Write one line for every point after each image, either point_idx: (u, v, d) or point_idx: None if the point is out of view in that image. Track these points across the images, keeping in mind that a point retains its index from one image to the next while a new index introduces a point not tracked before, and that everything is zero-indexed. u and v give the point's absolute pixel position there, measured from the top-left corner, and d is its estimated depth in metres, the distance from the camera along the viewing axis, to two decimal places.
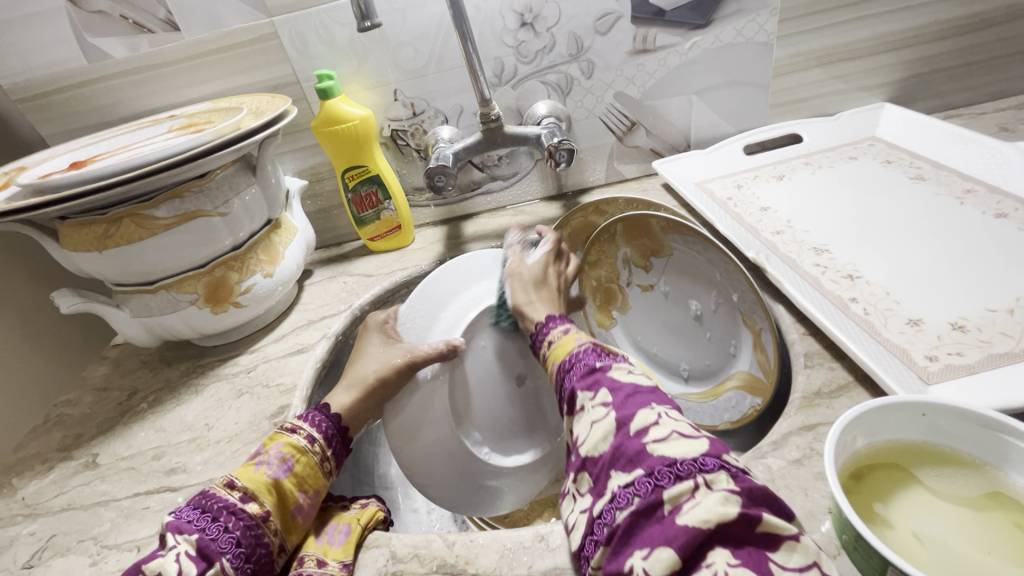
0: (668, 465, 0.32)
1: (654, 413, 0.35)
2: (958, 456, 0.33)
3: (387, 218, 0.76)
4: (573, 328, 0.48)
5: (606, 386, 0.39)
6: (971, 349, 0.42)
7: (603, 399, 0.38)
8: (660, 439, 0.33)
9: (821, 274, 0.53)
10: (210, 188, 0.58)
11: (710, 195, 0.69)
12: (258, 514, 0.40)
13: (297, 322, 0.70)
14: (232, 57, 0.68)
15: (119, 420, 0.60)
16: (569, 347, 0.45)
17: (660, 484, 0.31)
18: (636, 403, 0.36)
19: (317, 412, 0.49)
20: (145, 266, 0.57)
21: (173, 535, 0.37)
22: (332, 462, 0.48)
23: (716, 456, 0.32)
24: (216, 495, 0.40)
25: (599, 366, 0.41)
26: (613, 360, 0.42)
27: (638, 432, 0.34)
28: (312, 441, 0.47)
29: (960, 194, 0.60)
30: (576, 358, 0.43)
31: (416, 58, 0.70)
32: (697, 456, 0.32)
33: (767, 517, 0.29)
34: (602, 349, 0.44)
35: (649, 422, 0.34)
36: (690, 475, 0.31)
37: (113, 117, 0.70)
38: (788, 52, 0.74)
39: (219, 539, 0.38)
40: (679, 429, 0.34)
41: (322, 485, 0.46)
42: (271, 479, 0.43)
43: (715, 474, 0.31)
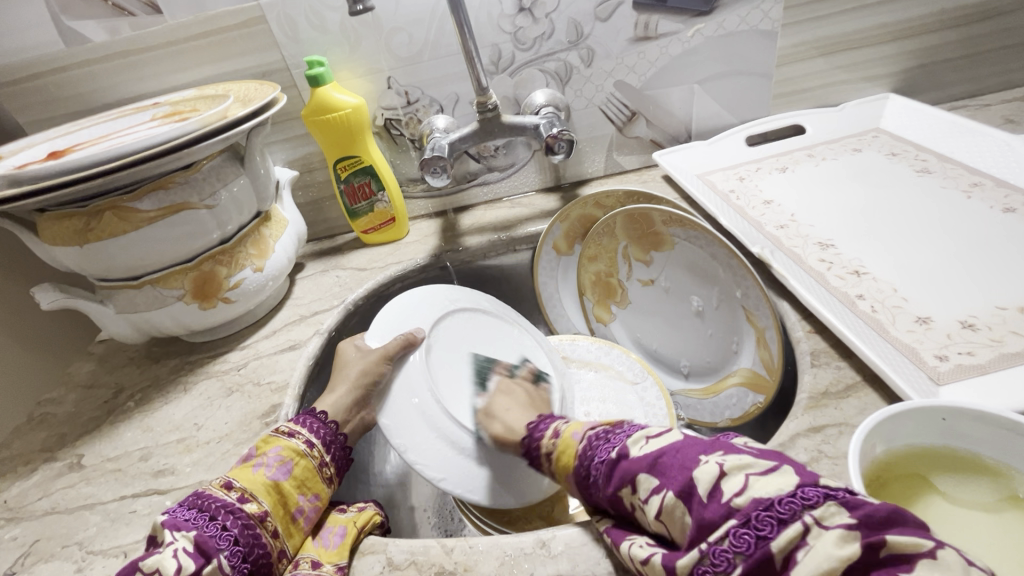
0: (767, 509, 0.27)
1: (715, 462, 0.31)
2: (979, 460, 0.32)
3: (381, 210, 0.74)
4: (562, 426, 0.46)
5: (642, 468, 0.34)
6: (982, 348, 0.41)
7: (650, 483, 0.33)
8: (739, 491, 0.29)
9: (827, 270, 0.52)
10: (195, 179, 0.56)
11: (712, 188, 0.68)
12: (257, 515, 0.39)
13: (288, 318, 0.68)
14: (217, 42, 0.65)
15: (105, 420, 0.58)
16: (572, 447, 0.43)
17: (764, 534, 0.27)
18: (686, 465, 0.32)
19: (311, 417, 0.48)
20: (129, 261, 0.55)
21: (170, 532, 0.36)
22: (332, 468, 0.47)
23: (812, 484, 0.28)
24: (212, 495, 0.39)
25: (618, 454, 0.37)
26: (625, 437, 0.38)
27: (711, 493, 0.30)
28: (310, 446, 0.45)
29: (967, 187, 0.59)
30: (587, 459, 0.40)
31: (410, 44, 0.67)
32: (793, 490, 0.28)
33: (891, 536, 0.25)
34: (606, 430, 0.41)
35: (715, 474, 0.30)
36: (795, 515, 0.27)
37: (95, 104, 0.68)
38: (792, 40, 0.72)
39: (218, 535, 0.37)
40: (752, 469, 0.30)
41: (322, 490, 0.44)
42: (271, 481, 0.41)
43: (822, 507, 0.27)
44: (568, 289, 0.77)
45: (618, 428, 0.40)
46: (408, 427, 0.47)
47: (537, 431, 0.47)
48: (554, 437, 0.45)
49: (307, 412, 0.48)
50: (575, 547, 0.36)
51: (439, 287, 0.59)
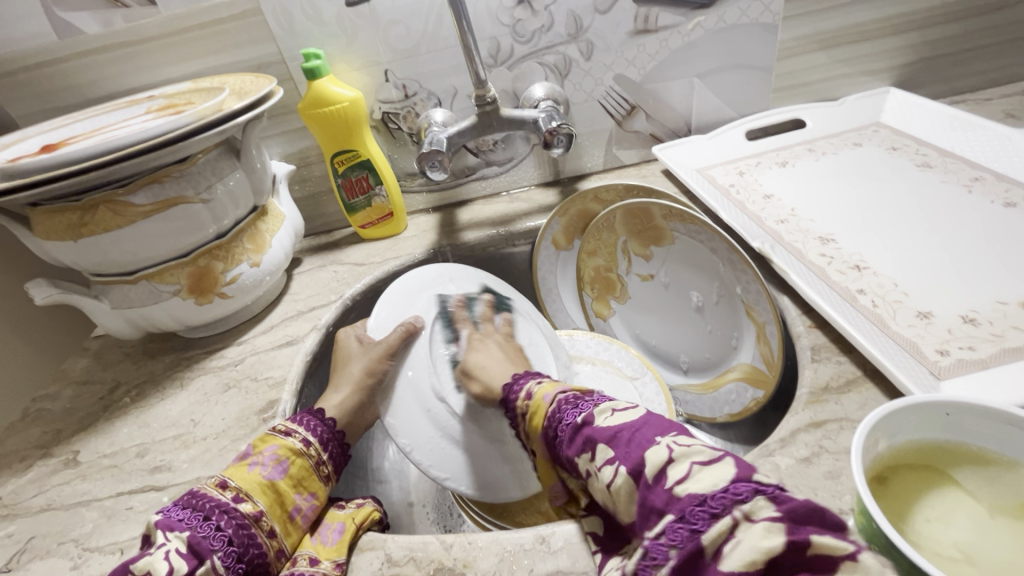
0: (699, 504, 0.27)
1: (664, 447, 0.31)
2: (983, 455, 0.32)
3: (379, 205, 0.73)
4: (534, 387, 0.45)
5: (601, 438, 0.34)
6: (984, 342, 0.41)
7: (603, 455, 0.34)
8: (680, 479, 0.29)
9: (828, 265, 0.52)
10: (191, 173, 0.55)
11: (712, 182, 0.68)
12: (252, 514, 0.39)
13: (286, 313, 0.67)
14: (212, 35, 0.64)
15: (101, 416, 0.58)
16: (542, 409, 0.42)
17: (696, 528, 0.27)
18: (640, 443, 0.32)
19: (311, 416, 0.48)
20: (124, 256, 0.55)
21: (163, 533, 0.36)
22: (330, 467, 0.46)
23: (746, 478, 0.28)
24: (206, 495, 0.39)
25: (582, 420, 0.37)
26: (592, 405, 0.38)
27: (656, 479, 0.30)
28: (307, 444, 0.45)
29: (968, 182, 0.59)
30: (555, 418, 0.39)
31: (408, 36, 0.67)
32: (726, 485, 0.27)
33: (818, 537, 0.25)
34: (577, 395, 0.40)
35: (662, 460, 0.30)
36: (726, 510, 0.27)
37: (89, 97, 0.67)
38: (792, 34, 0.71)
39: (211, 536, 0.36)
40: (696, 457, 0.30)
41: (320, 489, 0.44)
42: (267, 480, 0.41)
43: (752, 502, 0.26)
44: (568, 284, 0.76)
45: (587, 396, 0.39)
46: (414, 425, 0.47)
47: (512, 391, 0.46)
48: (527, 398, 0.44)
49: (304, 413, 0.48)
50: (575, 543, 0.36)
51: (439, 272, 0.58)
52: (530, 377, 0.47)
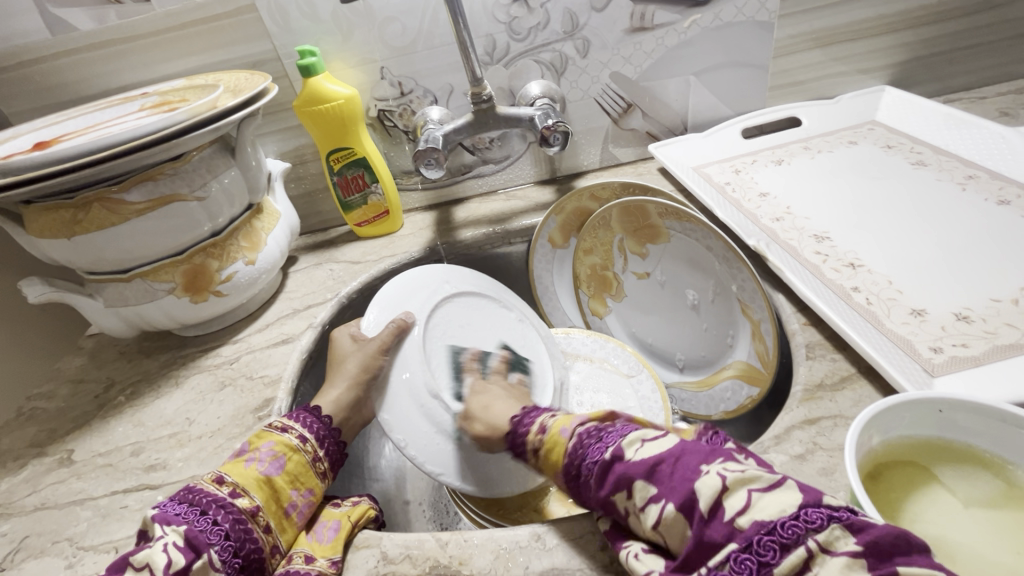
0: (768, 534, 0.27)
1: (715, 476, 0.30)
2: (976, 453, 0.33)
3: (375, 203, 0.73)
4: (549, 420, 0.43)
5: (639, 473, 0.33)
6: (976, 340, 0.41)
7: (646, 490, 0.32)
8: (741, 510, 0.28)
9: (823, 262, 0.52)
10: (185, 171, 0.55)
11: (708, 180, 0.68)
12: (249, 509, 0.39)
13: (282, 311, 0.67)
14: (207, 32, 0.64)
15: (95, 415, 0.58)
16: (561, 445, 0.40)
17: (766, 560, 0.27)
18: (686, 475, 0.31)
19: (307, 413, 0.48)
20: (119, 254, 0.54)
21: (160, 527, 0.36)
22: (326, 463, 0.46)
23: (817, 504, 0.28)
24: (203, 490, 0.39)
25: (610, 456, 0.35)
26: (618, 437, 0.36)
27: (713, 511, 0.29)
28: (303, 441, 0.45)
29: (962, 180, 0.59)
30: (578, 455, 0.38)
31: (404, 34, 0.66)
32: (797, 512, 0.27)
33: (904, 567, 0.25)
34: (596, 427, 0.39)
35: (716, 490, 0.29)
36: (800, 539, 0.27)
37: (82, 94, 0.66)
38: (788, 32, 0.71)
39: (208, 531, 0.36)
40: (754, 484, 0.29)
41: (316, 485, 0.44)
42: (264, 476, 0.41)
43: (828, 532, 0.27)
44: (564, 282, 0.76)
45: (608, 427, 0.38)
46: (408, 421, 0.48)
47: (523, 424, 0.45)
48: (543, 433, 0.42)
49: (301, 409, 0.48)
50: (571, 540, 0.36)
51: (433, 268, 0.58)
52: (542, 411, 0.46)
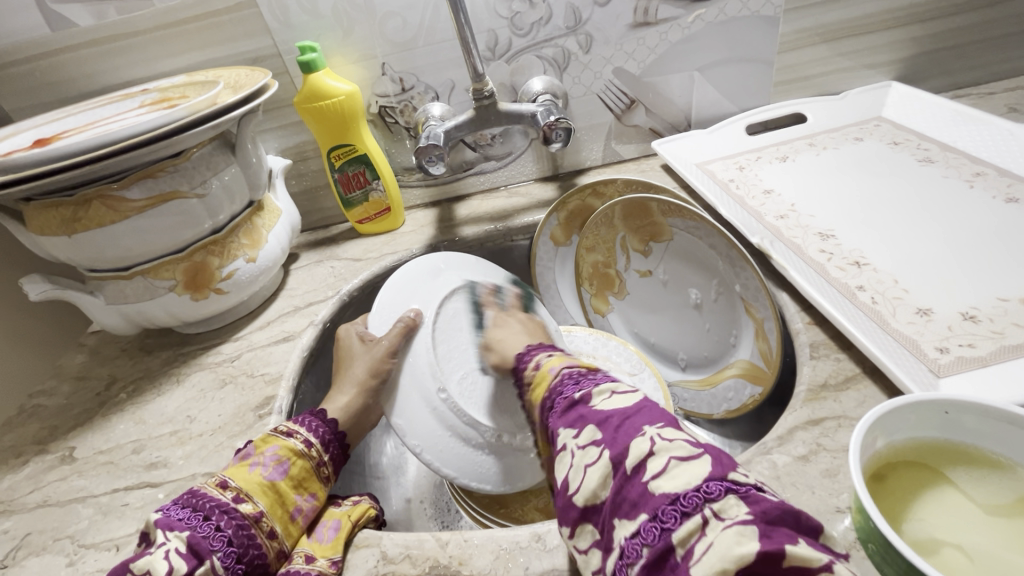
0: (672, 503, 0.28)
1: (646, 440, 0.31)
2: (983, 455, 0.33)
3: (376, 200, 0.73)
4: (544, 359, 0.47)
5: (593, 420, 0.35)
6: (983, 340, 0.41)
7: (591, 435, 0.34)
8: (657, 474, 0.30)
9: (828, 261, 0.51)
10: (185, 168, 0.54)
11: (712, 177, 0.67)
12: (252, 514, 0.39)
13: (283, 309, 0.67)
14: (206, 28, 0.64)
15: (97, 412, 0.58)
16: (546, 379, 0.44)
17: (667, 527, 0.28)
18: (627, 431, 0.33)
19: (312, 417, 0.48)
20: (119, 251, 0.54)
21: (163, 532, 0.36)
22: (329, 467, 0.46)
23: (721, 478, 0.28)
24: (207, 494, 0.39)
25: (579, 398, 0.38)
26: (592, 384, 0.39)
27: (635, 470, 0.31)
28: (308, 445, 0.45)
29: (970, 177, 0.58)
30: (557, 389, 0.41)
31: (404, 29, 0.66)
32: (698, 484, 0.28)
33: (791, 548, 0.25)
34: (579, 373, 0.41)
35: (642, 454, 0.31)
36: (696, 508, 0.27)
37: (83, 90, 0.66)
38: (793, 27, 0.70)
39: (211, 536, 0.36)
40: (676, 453, 0.30)
41: (319, 489, 0.44)
42: (267, 480, 0.41)
43: (723, 500, 0.27)
44: (566, 281, 0.76)
45: (590, 374, 0.41)
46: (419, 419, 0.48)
47: (524, 360, 0.49)
48: (536, 369, 0.46)
49: (306, 414, 0.48)
50: None
51: (430, 255, 0.58)
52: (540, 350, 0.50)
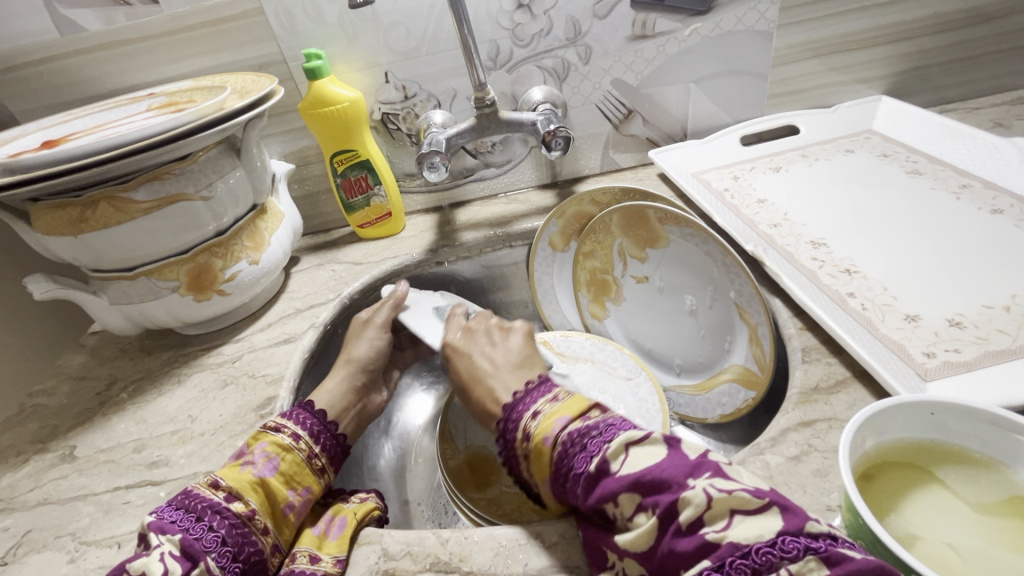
0: (742, 557, 0.27)
1: (701, 494, 0.29)
2: (967, 454, 0.34)
3: (377, 205, 0.74)
4: (532, 425, 0.41)
5: (622, 485, 0.32)
6: (969, 345, 0.42)
7: (629, 499, 0.31)
8: (720, 529, 0.28)
9: (819, 268, 0.53)
10: (192, 171, 0.55)
11: (707, 186, 0.69)
12: (245, 510, 0.39)
13: (284, 311, 0.68)
14: (214, 34, 0.65)
15: (97, 411, 0.58)
16: (546, 455, 0.38)
17: None
18: (672, 486, 0.30)
19: (300, 410, 0.49)
20: (123, 252, 0.55)
21: (157, 535, 0.36)
22: (322, 458, 0.47)
23: (796, 533, 0.27)
24: (199, 495, 0.39)
25: (597, 468, 0.34)
26: (604, 445, 0.34)
27: (692, 528, 0.28)
28: (296, 439, 0.46)
29: (957, 189, 0.60)
30: (569, 459, 0.36)
31: (408, 39, 0.67)
32: (774, 539, 0.27)
33: None
34: (582, 433, 0.36)
35: (699, 512, 0.28)
36: (770, 567, 0.26)
37: (90, 93, 0.67)
38: (787, 42, 0.72)
39: (204, 538, 0.36)
40: (736, 505, 0.28)
41: (312, 483, 0.45)
42: (258, 477, 0.42)
43: (803, 562, 0.26)
44: (564, 286, 0.77)
45: (592, 431, 0.36)
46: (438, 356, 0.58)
47: (511, 429, 0.43)
48: (527, 439, 0.41)
49: (297, 407, 0.50)
50: (569, 538, 0.37)
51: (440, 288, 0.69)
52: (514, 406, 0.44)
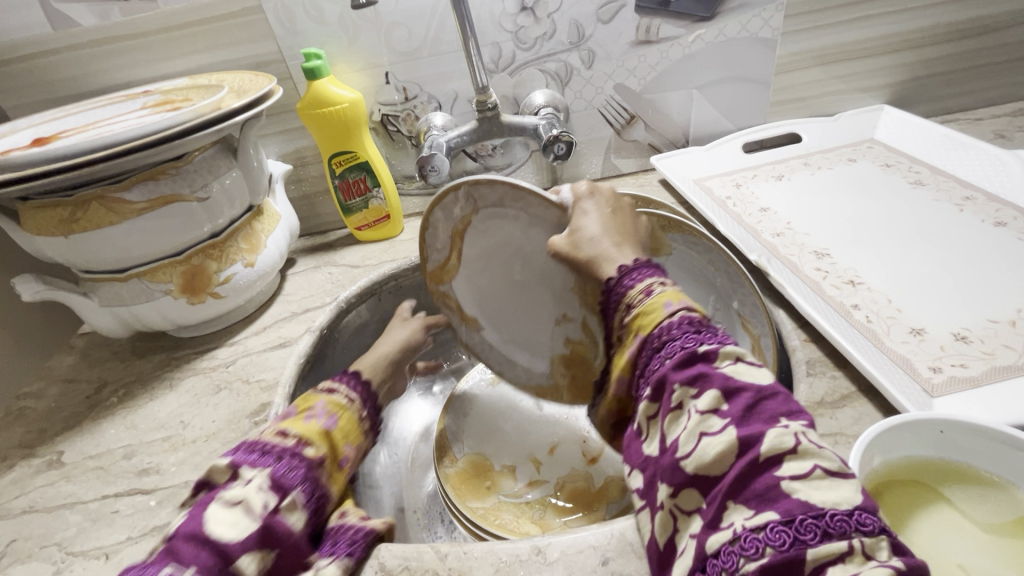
0: (815, 517, 0.26)
1: (791, 437, 0.29)
2: (977, 474, 0.33)
3: (376, 207, 0.73)
4: (658, 287, 0.40)
5: (719, 384, 0.32)
6: (975, 361, 0.42)
7: (713, 403, 0.32)
8: (799, 476, 0.28)
9: (823, 279, 0.52)
10: (187, 171, 0.54)
11: (709, 193, 0.69)
12: (317, 456, 0.44)
13: (279, 314, 0.66)
14: (211, 31, 0.64)
15: (86, 415, 0.57)
16: (659, 316, 0.38)
17: (803, 539, 0.26)
18: (764, 417, 0.30)
19: (348, 377, 0.55)
20: (115, 253, 0.54)
21: (248, 470, 0.39)
22: (367, 423, 0.53)
23: (873, 512, 0.27)
24: (271, 440, 0.42)
25: (702, 352, 0.34)
26: (718, 341, 0.35)
27: (769, 462, 0.28)
28: (350, 401, 0.52)
29: (960, 201, 0.60)
30: (670, 334, 0.36)
31: (410, 39, 0.66)
32: (852, 510, 0.26)
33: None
34: (701, 322, 0.37)
35: (783, 449, 0.28)
36: (844, 533, 0.26)
37: (83, 89, 0.65)
38: (791, 49, 0.72)
39: (288, 474, 0.41)
40: (825, 465, 0.28)
41: (360, 441, 0.50)
42: (324, 429, 0.47)
43: (877, 539, 0.26)
44: None
45: (709, 328, 0.36)
46: (531, 204, 0.50)
47: (626, 283, 0.42)
48: (646, 296, 0.40)
49: (346, 375, 0.56)
50: (571, 554, 0.36)
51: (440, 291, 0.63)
52: (649, 271, 0.42)
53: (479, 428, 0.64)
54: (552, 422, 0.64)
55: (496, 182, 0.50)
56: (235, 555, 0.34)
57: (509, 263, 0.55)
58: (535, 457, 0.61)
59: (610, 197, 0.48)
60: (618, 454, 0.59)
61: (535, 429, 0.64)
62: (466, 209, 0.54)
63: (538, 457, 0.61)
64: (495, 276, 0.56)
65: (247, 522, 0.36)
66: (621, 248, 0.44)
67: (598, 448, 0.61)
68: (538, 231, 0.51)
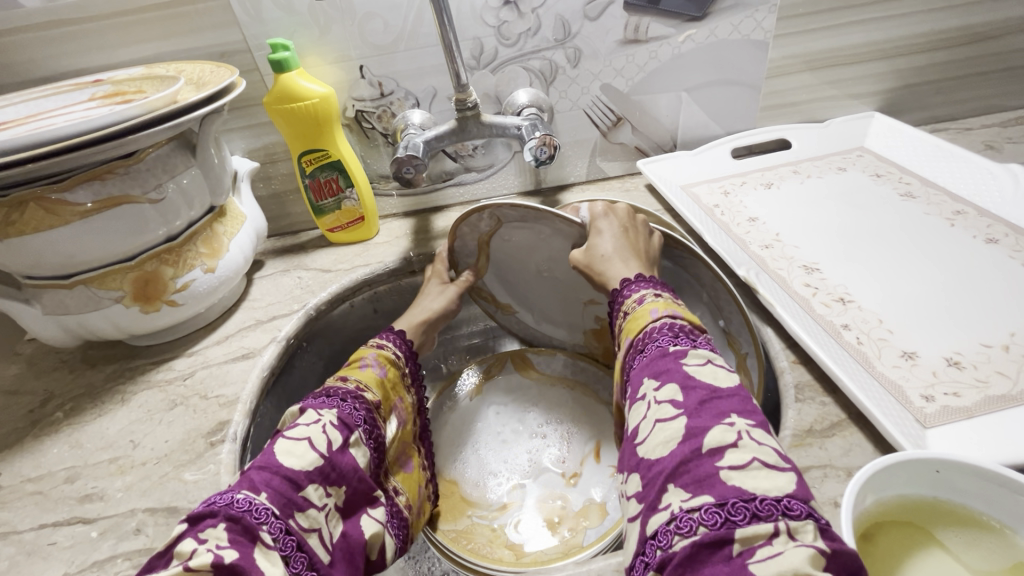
0: (745, 501, 0.27)
1: (734, 431, 0.29)
2: (972, 515, 0.32)
3: (349, 208, 0.69)
4: (649, 296, 0.42)
5: (678, 380, 0.33)
6: (968, 389, 0.40)
7: (671, 395, 0.33)
8: (738, 467, 0.28)
9: (813, 296, 0.51)
10: (138, 170, 0.50)
11: (696, 201, 0.66)
12: (374, 402, 0.46)
13: (243, 322, 0.63)
14: (169, 17, 0.59)
15: (28, 433, 0.52)
16: (644, 322, 0.40)
17: (732, 519, 0.26)
18: (714, 411, 0.31)
19: (393, 333, 0.54)
20: (59, 258, 0.50)
21: (314, 412, 0.40)
22: (410, 379, 0.53)
23: (804, 499, 0.27)
24: (334, 385, 0.44)
25: (674, 351, 0.36)
26: (692, 344, 0.36)
27: (711, 451, 0.29)
28: (398, 356, 0.52)
29: (951, 215, 0.58)
30: (650, 337, 0.38)
31: (386, 32, 0.63)
32: (782, 497, 0.27)
33: None
34: (684, 327, 0.38)
35: (726, 441, 0.29)
36: (771, 516, 0.26)
37: (29, 76, 0.60)
38: (782, 53, 0.70)
39: (353, 413, 0.42)
40: (762, 457, 0.29)
41: (404, 397, 0.51)
42: (379, 378, 0.48)
43: (802, 523, 0.26)
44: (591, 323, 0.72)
45: (696, 336, 0.37)
46: (558, 225, 0.54)
47: (626, 292, 0.44)
48: (637, 303, 0.42)
49: (389, 329, 0.54)
50: None
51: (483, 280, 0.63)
52: (647, 283, 0.44)
53: (452, 443, 0.61)
54: (527, 442, 0.61)
55: (521, 206, 0.54)
56: (304, 484, 0.36)
57: (538, 262, 0.60)
58: (510, 479, 0.58)
59: (625, 216, 0.52)
60: (598, 474, 0.57)
61: (509, 451, 0.60)
62: (492, 224, 0.57)
63: (515, 479, 0.58)
64: (525, 271, 0.61)
65: (314, 457, 0.37)
66: (626, 262, 0.47)
67: (576, 466, 0.58)
68: (561, 241, 0.56)
